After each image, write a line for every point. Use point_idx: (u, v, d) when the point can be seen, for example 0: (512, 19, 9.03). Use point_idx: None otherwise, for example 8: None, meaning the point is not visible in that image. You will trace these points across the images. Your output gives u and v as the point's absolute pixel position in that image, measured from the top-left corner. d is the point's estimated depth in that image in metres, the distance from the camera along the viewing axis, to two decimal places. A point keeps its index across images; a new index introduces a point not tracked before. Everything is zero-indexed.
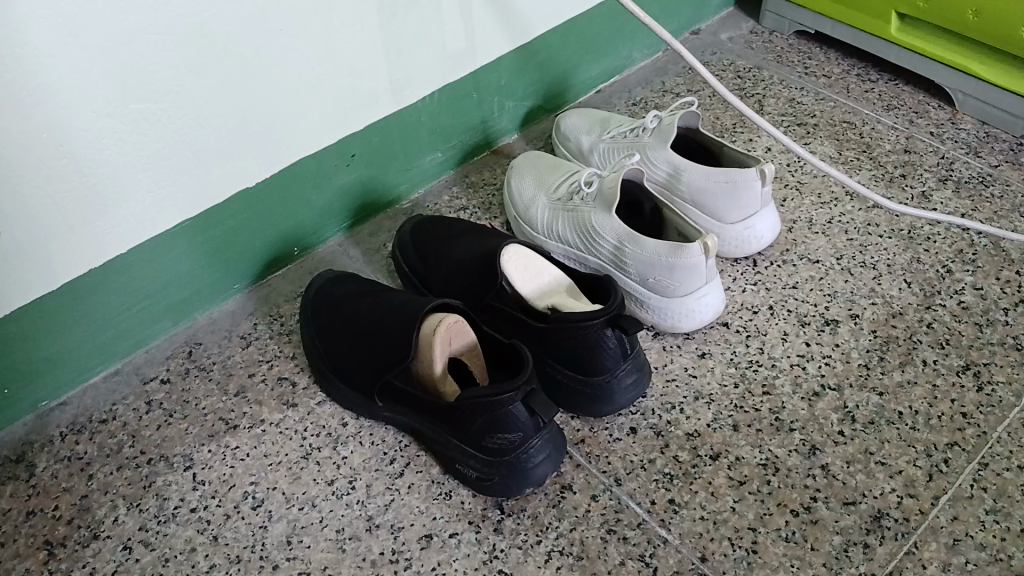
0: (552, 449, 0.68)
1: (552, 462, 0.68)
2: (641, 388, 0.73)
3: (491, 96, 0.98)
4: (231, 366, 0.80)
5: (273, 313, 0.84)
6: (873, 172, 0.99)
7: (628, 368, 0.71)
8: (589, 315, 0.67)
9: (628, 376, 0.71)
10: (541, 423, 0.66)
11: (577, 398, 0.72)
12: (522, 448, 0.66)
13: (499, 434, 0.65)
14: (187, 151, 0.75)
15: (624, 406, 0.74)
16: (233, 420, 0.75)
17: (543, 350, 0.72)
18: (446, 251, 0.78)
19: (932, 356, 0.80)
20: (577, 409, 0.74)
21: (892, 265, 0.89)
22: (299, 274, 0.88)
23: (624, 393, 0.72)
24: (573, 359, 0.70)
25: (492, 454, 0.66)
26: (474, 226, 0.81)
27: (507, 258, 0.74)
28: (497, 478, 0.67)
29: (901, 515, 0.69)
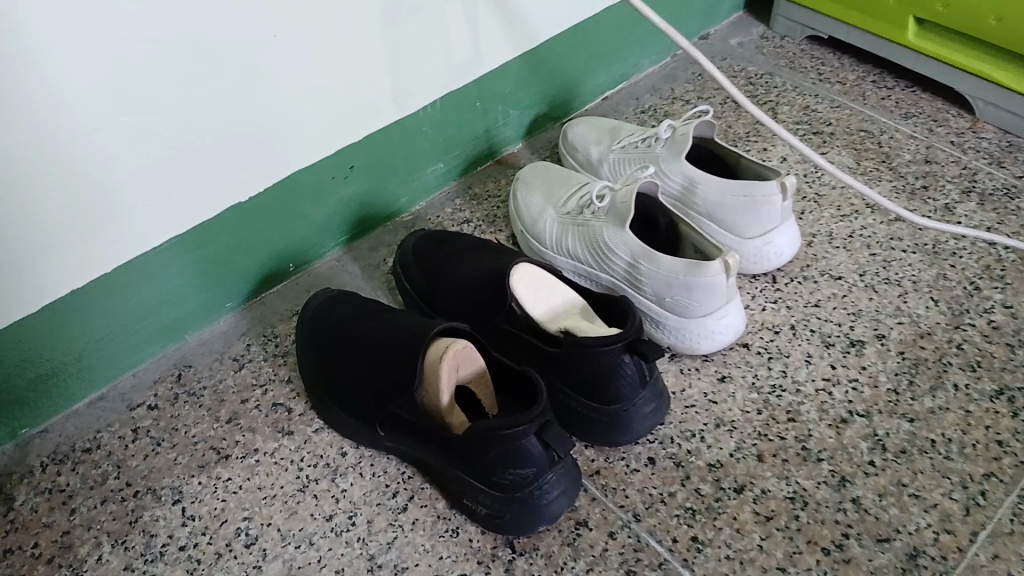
0: (567, 484, 0.63)
1: (567, 498, 0.63)
2: (660, 416, 0.68)
3: (496, 104, 0.94)
4: (223, 390, 0.75)
5: (266, 333, 0.79)
6: (893, 183, 0.95)
7: (647, 395, 0.67)
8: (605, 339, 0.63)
9: (646, 403, 0.67)
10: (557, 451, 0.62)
11: (591, 427, 0.68)
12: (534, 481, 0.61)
13: (512, 469, 0.60)
14: (180, 164, 0.70)
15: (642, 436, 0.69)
16: (224, 450, 0.70)
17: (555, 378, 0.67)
18: (452, 270, 0.74)
19: (963, 379, 0.76)
20: (592, 439, 0.69)
21: (918, 282, 0.84)
22: (295, 291, 0.83)
23: (642, 423, 0.68)
24: (588, 385, 0.66)
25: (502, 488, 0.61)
26: (487, 242, 0.77)
27: (517, 277, 0.69)
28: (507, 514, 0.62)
29: (938, 553, 0.65)
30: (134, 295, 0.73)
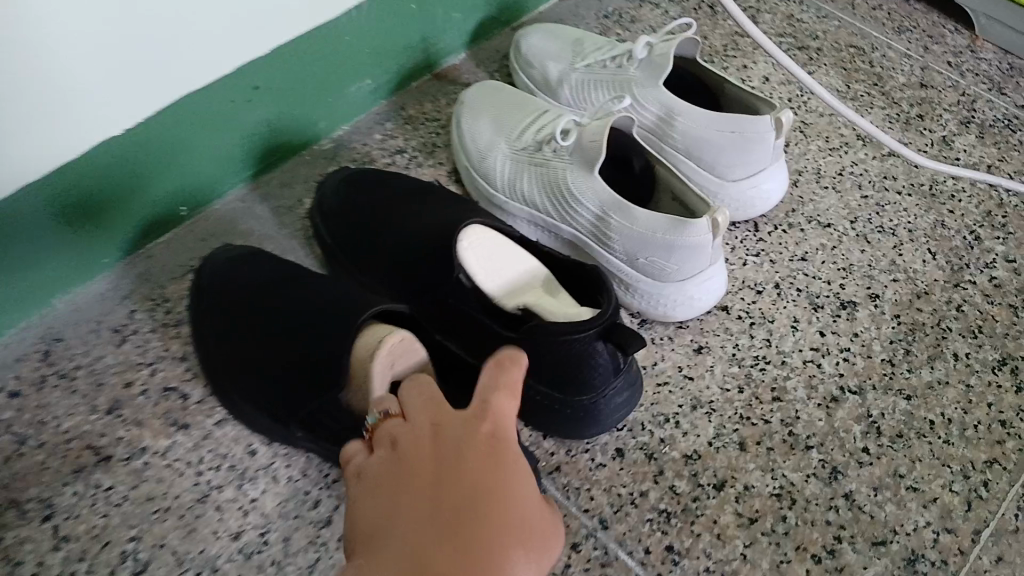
0: None
1: None
2: (632, 406, 0.58)
3: (432, 8, 0.78)
4: (102, 372, 0.61)
5: (153, 297, 0.66)
6: (886, 111, 0.84)
7: (620, 385, 0.57)
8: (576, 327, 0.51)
9: (619, 393, 0.57)
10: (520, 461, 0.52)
11: (553, 420, 0.58)
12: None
13: None
14: (20, 96, 0.54)
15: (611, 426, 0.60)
16: (104, 449, 0.58)
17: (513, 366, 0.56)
18: (385, 228, 0.61)
19: (964, 348, 0.68)
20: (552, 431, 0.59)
21: (914, 231, 0.75)
22: (189, 241, 0.69)
23: (611, 415, 0.58)
24: (552, 377, 0.55)
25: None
26: (427, 190, 0.64)
27: (466, 244, 0.57)
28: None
29: (939, 558, 0.58)
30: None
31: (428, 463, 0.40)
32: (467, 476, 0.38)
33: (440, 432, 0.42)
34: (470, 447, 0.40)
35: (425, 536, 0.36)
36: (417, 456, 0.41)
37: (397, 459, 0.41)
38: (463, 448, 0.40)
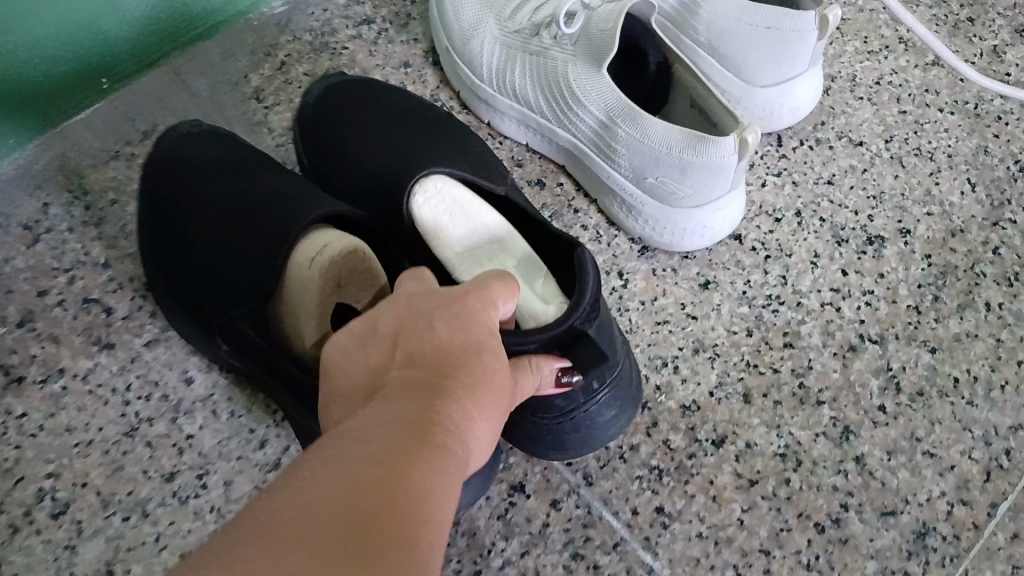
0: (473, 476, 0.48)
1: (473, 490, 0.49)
2: (624, 415, 0.50)
3: None
4: (14, 279, 0.53)
5: (71, 187, 0.56)
6: (933, 10, 0.74)
7: (605, 399, 0.48)
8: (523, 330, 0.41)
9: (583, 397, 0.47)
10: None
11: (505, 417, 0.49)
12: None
13: None
14: None
15: (591, 444, 0.50)
16: (16, 370, 0.51)
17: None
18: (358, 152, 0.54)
19: (997, 296, 0.61)
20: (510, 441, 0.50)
21: (954, 156, 0.66)
22: (113, 122, 0.59)
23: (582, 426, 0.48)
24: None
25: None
26: (409, 105, 0.58)
27: (420, 194, 0.50)
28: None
29: (950, 533, 0.53)
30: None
31: (424, 344, 0.37)
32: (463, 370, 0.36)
33: (440, 305, 0.39)
34: (472, 336, 0.37)
35: (397, 426, 0.33)
36: (413, 333, 0.37)
37: (387, 336, 0.38)
38: (464, 336, 0.37)
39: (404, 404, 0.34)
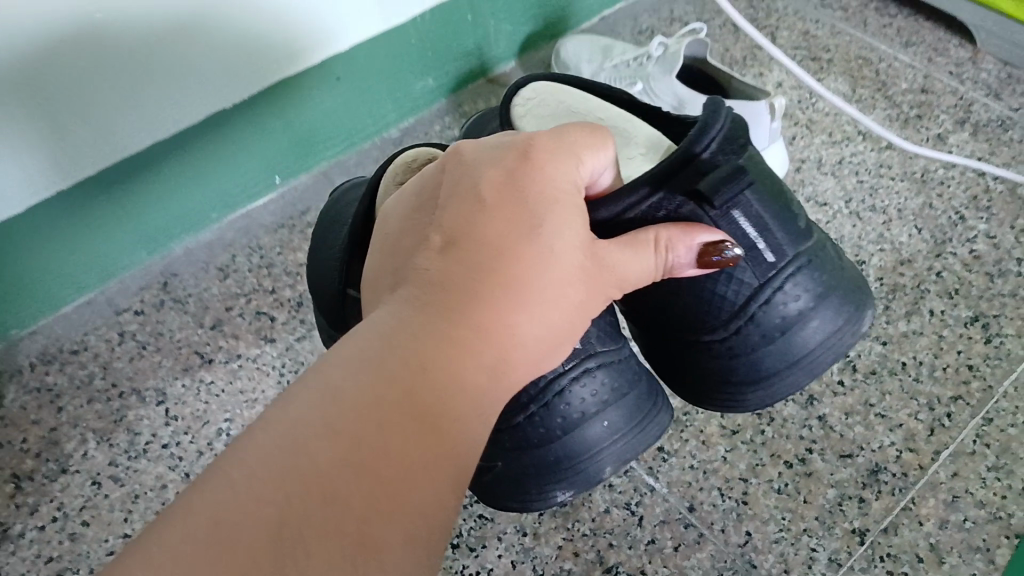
0: (619, 419, 0.57)
1: (622, 435, 0.58)
2: (816, 303, 0.57)
3: (488, 19, 0.93)
4: (208, 298, 0.77)
5: (251, 246, 0.82)
6: (887, 111, 0.94)
7: (788, 284, 0.56)
8: (626, 188, 0.52)
9: (748, 278, 0.56)
10: (588, 353, 0.56)
11: (702, 350, 0.60)
12: (547, 403, 0.56)
13: (558, 418, 0.56)
14: (154, 67, 0.68)
15: (790, 347, 0.57)
16: (207, 354, 0.73)
17: (654, 301, 0.59)
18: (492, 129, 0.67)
19: (939, 306, 0.77)
20: (731, 380, 0.60)
21: (903, 210, 0.84)
22: (283, 205, 0.85)
23: (767, 318, 0.56)
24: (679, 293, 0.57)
25: (521, 430, 0.57)
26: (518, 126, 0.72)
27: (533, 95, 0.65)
28: (504, 463, 0.59)
29: (899, 470, 0.66)
30: (138, 182, 0.74)
31: (477, 239, 0.45)
32: (510, 283, 0.44)
33: (499, 197, 0.46)
34: (529, 236, 0.45)
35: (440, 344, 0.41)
36: (469, 228, 0.45)
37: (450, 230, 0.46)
38: (517, 237, 0.45)
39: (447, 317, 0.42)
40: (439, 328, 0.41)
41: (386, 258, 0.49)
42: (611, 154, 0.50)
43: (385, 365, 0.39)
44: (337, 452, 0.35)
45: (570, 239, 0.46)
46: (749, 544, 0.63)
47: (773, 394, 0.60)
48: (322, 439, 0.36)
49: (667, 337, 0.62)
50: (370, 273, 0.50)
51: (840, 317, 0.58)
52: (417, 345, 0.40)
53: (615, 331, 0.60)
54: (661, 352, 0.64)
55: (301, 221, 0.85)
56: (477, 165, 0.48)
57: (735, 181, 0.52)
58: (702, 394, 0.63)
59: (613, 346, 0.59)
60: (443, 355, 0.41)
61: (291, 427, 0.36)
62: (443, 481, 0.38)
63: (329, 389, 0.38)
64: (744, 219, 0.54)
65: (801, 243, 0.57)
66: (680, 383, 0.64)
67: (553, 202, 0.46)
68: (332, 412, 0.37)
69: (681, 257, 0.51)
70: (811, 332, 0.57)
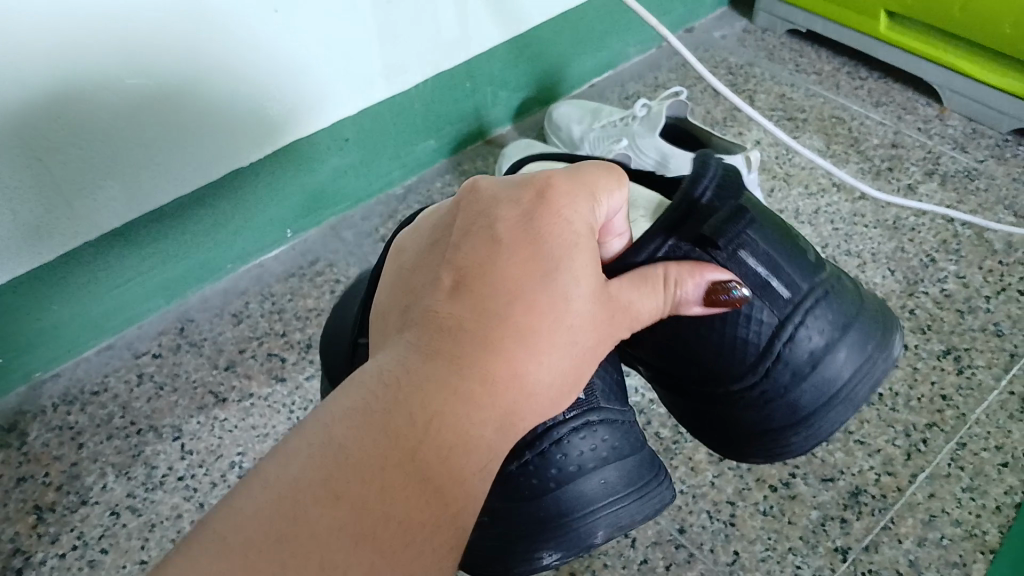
0: (617, 481, 0.55)
1: (619, 498, 0.55)
2: (839, 333, 0.57)
3: (484, 85, 1.00)
4: (222, 342, 0.82)
5: (262, 292, 0.87)
6: (860, 165, 1.01)
7: (809, 319, 0.56)
8: (639, 240, 0.53)
9: (766, 317, 0.56)
10: (592, 406, 0.55)
11: (735, 404, 0.59)
12: (542, 453, 0.53)
13: (551, 469, 0.53)
14: (178, 126, 0.75)
15: (823, 380, 0.57)
16: (222, 394, 0.77)
17: (680, 363, 0.59)
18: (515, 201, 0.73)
19: (913, 340, 0.81)
20: (767, 429, 0.59)
21: (876, 253, 0.90)
22: (292, 256, 0.91)
23: (793, 356, 0.56)
24: (706, 347, 0.57)
25: (508, 482, 0.54)
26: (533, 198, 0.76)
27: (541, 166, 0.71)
28: (491, 518, 0.55)
29: (878, 492, 0.70)
30: (161, 235, 0.80)
31: (490, 282, 0.44)
32: (518, 328, 0.43)
33: (511, 241, 0.45)
34: (541, 280, 0.44)
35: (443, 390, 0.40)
36: (480, 270, 0.45)
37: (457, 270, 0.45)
38: (528, 282, 0.44)
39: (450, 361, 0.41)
40: (445, 379, 0.40)
41: (398, 294, 0.48)
42: (625, 199, 0.52)
43: (387, 421, 0.38)
44: (334, 517, 0.35)
45: (583, 285, 0.45)
46: (737, 562, 0.66)
47: (815, 433, 0.59)
48: (319, 503, 0.35)
49: (698, 401, 0.61)
50: (380, 304, 0.50)
51: (865, 343, 0.58)
52: (422, 399, 0.39)
53: (617, 393, 0.59)
54: (695, 414, 0.63)
55: (311, 269, 0.89)
56: (490, 207, 0.48)
57: (731, 221, 0.54)
58: (741, 448, 0.62)
59: (616, 406, 0.57)
60: (450, 410, 0.39)
61: (289, 488, 0.35)
62: (440, 544, 0.37)
63: (327, 442, 0.37)
64: (752, 258, 0.55)
65: (815, 277, 0.58)
66: (727, 444, 0.63)
67: (563, 243, 0.45)
68: (332, 470, 0.36)
69: (690, 293, 0.52)
70: (839, 363, 0.57)
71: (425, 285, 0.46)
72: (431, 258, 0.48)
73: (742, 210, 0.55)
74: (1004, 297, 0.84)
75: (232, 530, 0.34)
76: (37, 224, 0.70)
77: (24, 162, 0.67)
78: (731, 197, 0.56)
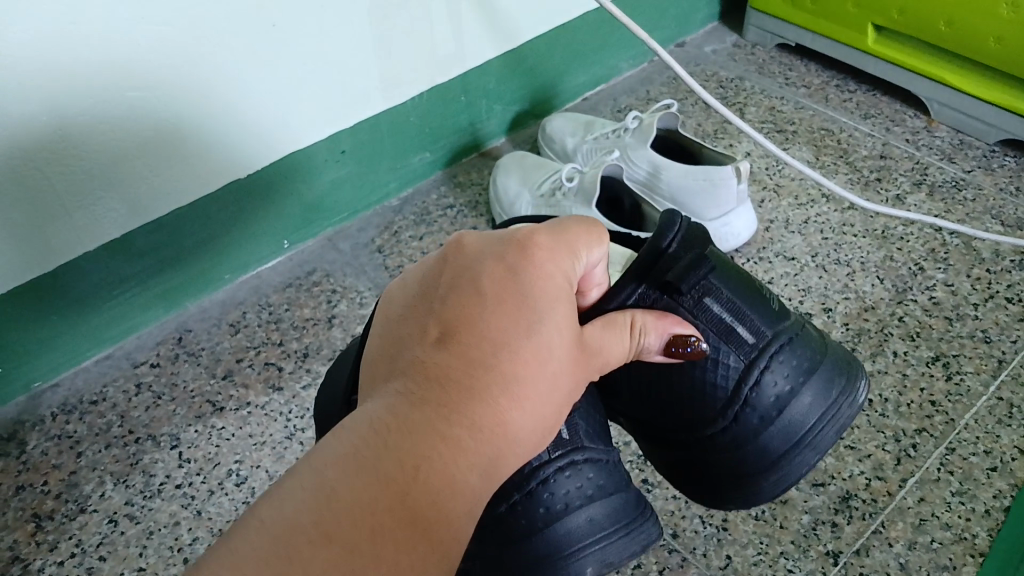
0: (606, 519, 0.56)
1: (609, 537, 0.56)
2: (806, 379, 0.59)
3: (479, 99, 1.01)
4: (220, 351, 0.83)
5: (259, 303, 0.88)
6: (849, 175, 1.02)
7: (777, 366, 0.58)
8: (611, 288, 0.55)
9: (733, 363, 0.57)
10: (575, 445, 0.56)
11: (707, 448, 0.60)
12: (529, 493, 0.55)
13: (539, 509, 0.55)
14: (176, 138, 0.76)
15: (790, 423, 0.58)
16: (219, 402, 0.78)
17: (652, 409, 0.60)
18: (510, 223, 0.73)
19: (902, 347, 0.82)
20: (740, 477, 0.60)
21: (866, 263, 0.91)
22: (289, 267, 0.92)
23: (761, 400, 0.57)
24: (675, 393, 0.58)
25: (500, 524, 0.55)
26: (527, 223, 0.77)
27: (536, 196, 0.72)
28: (482, 561, 0.56)
29: (869, 496, 0.71)
30: (160, 248, 0.81)
31: (479, 328, 0.44)
32: (506, 372, 0.43)
33: (500, 284, 0.45)
34: (530, 327, 0.44)
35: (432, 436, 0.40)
36: (468, 313, 0.45)
37: (444, 309, 0.45)
38: (518, 326, 0.44)
39: (439, 405, 0.41)
40: (435, 422, 0.40)
41: (387, 329, 0.48)
42: (606, 247, 0.51)
43: (381, 465, 0.39)
44: (329, 559, 0.35)
45: (567, 329, 0.45)
46: (729, 566, 0.67)
47: (786, 478, 0.60)
48: (313, 545, 0.35)
49: (676, 451, 0.62)
50: (370, 340, 0.50)
51: (829, 389, 0.60)
52: (411, 445, 0.39)
53: (602, 432, 0.59)
54: (671, 462, 0.64)
55: (307, 280, 0.90)
56: (481, 248, 0.48)
57: (695, 270, 0.56)
58: (719, 499, 0.62)
59: (601, 444, 0.58)
60: (442, 453, 0.40)
61: (283, 530, 0.36)
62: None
63: (318, 490, 0.37)
64: (717, 305, 0.57)
65: (778, 324, 0.59)
66: (703, 491, 0.63)
67: (548, 287, 0.46)
68: (325, 514, 0.37)
69: (653, 342, 0.53)
70: (805, 406, 0.59)
71: (415, 325, 0.46)
72: (421, 297, 0.48)
73: (706, 259, 0.57)
74: (992, 304, 0.86)
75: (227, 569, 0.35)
76: (37, 229, 0.71)
77: (25, 172, 0.68)
78: (697, 246, 0.58)
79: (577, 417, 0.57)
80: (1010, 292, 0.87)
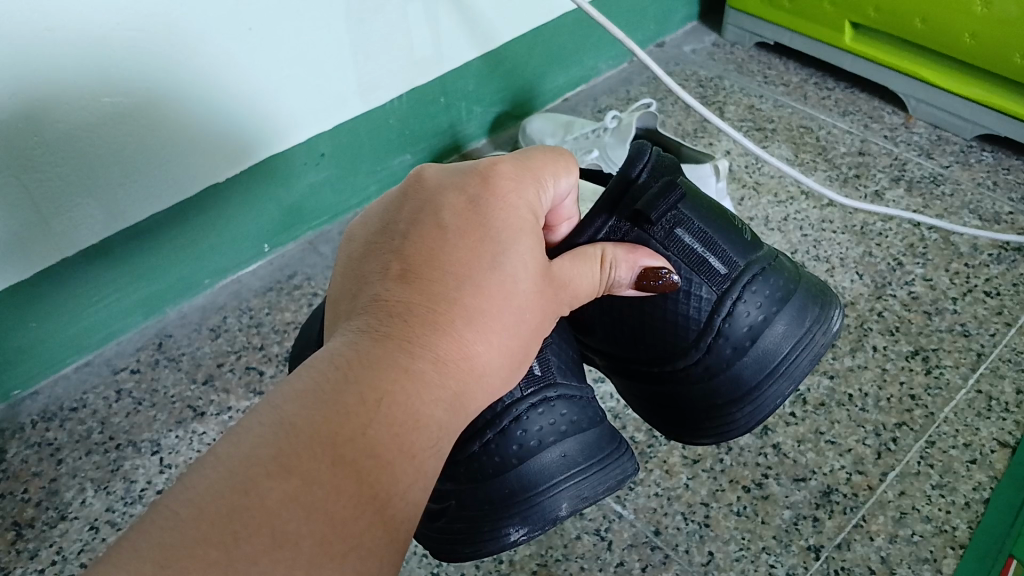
0: (578, 453, 0.57)
1: (581, 470, 0.57)
2: (780, 306, 0.59)
3: (458, 100, 1.02)
4: (201, 356, 0.82)
5: (241, 307, 0.87)
6: (828, 172, 1.03)
7: (750, 294, 0.58)
8: (582, 221, 0.56)
9: (705, 293, 0.58)
10: (548, 381, 0.57)
11: (682, 382, 0.60)
12: (502, 430, 0.55)
13: (512, 445, 0.55)
14: (154, 143, 0.76)
15: (763, 353, 0.58)
16: (200, 408, 0.78)
17: (626, 345, 0.61)
18: None
19: (881, 342, 0.83)
20: (715, 408, 0.60)
21: (845, 259, 0.91)
22: (270, 271, 0.92)
23: (733, 330, 0.58)
24: (648, 328, 0.59)
25: (471, 463, 0.56)
26: None
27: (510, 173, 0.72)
28: (457, 500, 0.57)
29: (850, 491, 0.71)
30: (139, 253, 0.81)
31: (438, 267, 0.46)
32: (466, 310, 0.45)
33: (461, 227, 0.47)
34: (491, 266, 0.46)
35: (393, 369, 0.41)
36: (428, 256, 0.46)
37: (404, 253, 0.47)
38: (478, 267, 0.46)
39: (400, 341, 0.43)
40: (395, 359, 0.42)
41: (346, 278, 0.49)
42: (575, 181, 0.54)
43: (339, 399, 0.40)
44: (287, 489, 0.36)
45: (527, 270, 0.48)
46: (711, 562, 0.67)
47: (761, 409, 0.60)
48: (271, 478, 0.36)
49: (648, 385, 0.63)
50: (329, 292, 0.51)
51: (803, 318, 0.60)
52: (374, 377, 0.41)
53: (575, 368, 0.60)
54: (649, 400, 0.64)
55: (288, 283, 0.90)
56: (434, 196, 0.50)
57: (665, 197, 0.57)
58: (696, 433, 0.63)
59: (574, 381, 0.59)
60: (403, 386, 0.41)
61: (240, 464, 0.36)
62: (390, 523, 0.39)
63: (279, 422, 0.38)
64: (688, 235, 0.58)
65: (751, 254, 0.60)
66: (681, 427, 0.64)
67: (508, 229, 0.48)
68: (283, 446, 0.37)
69: (624, 276, 0.55)
70: (778, 335, 0.59)
71: (371, 271, 0.47)
72: (379, 243, 0.49)
73: (676, 187, 0.58)
74: (970, 298, 0.86)
75: (183, 504, 0.35)
76: (13, 240, 0.71)
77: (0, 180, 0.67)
78: (666, 174, 0.59)
79: (549, 352, 0.58)
80: (988, 286, 0.87)
